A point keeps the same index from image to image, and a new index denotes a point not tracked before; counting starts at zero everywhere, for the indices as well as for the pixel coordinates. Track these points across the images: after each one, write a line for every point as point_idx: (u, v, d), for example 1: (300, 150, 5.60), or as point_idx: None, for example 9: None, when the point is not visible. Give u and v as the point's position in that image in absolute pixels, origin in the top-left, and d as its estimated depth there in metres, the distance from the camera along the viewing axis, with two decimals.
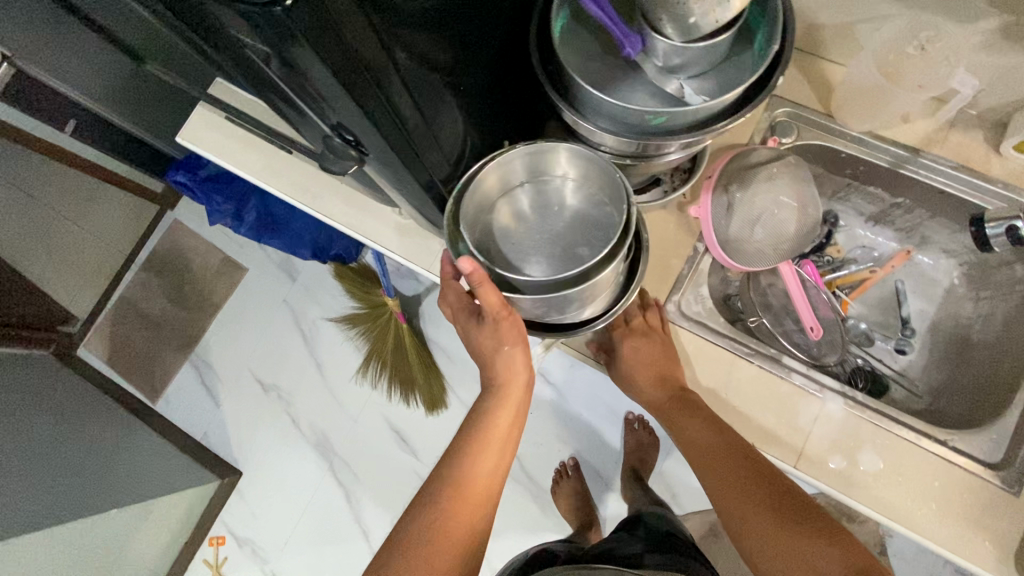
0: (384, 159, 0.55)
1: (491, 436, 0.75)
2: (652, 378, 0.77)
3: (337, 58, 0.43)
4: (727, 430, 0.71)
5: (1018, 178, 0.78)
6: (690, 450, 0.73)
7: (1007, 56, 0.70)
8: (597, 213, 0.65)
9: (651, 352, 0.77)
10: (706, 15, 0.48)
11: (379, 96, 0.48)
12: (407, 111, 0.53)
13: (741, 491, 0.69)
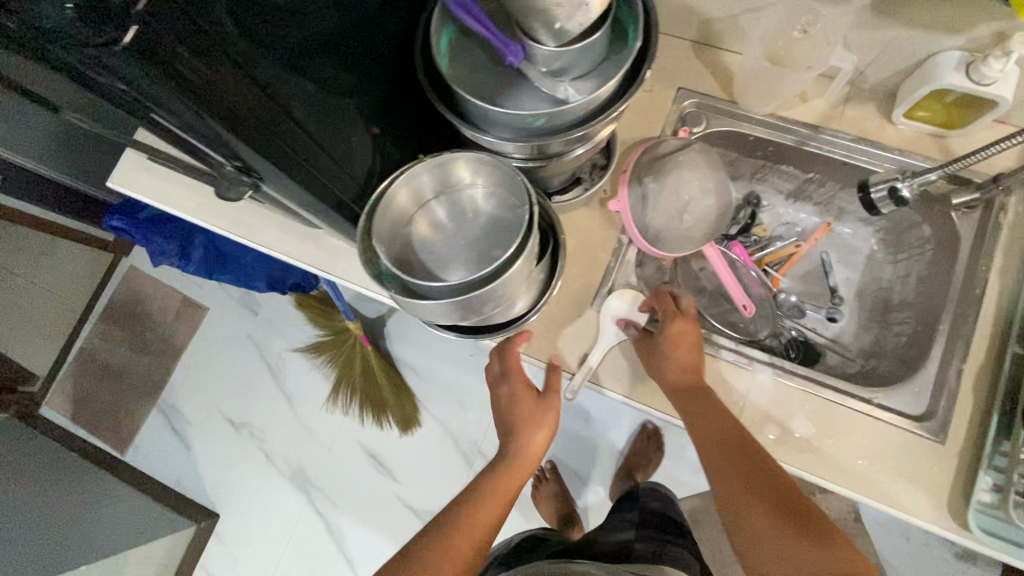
0: (278, 181, 0.56)
1: (498, 491, 0.79)
2: (680, 365, 0.75)
3: (187, 86, 0.46)
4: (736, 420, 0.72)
5: (911, 144, 0.82)
6: (703, 433, 0.71)
7: (882, 31, 0.74)
8: (509, 216, 0.67)
9: (686, 337, 0.77)
10: (570, 19, 0.51)
11: (254, 123, 0.51)
12: (295, 133, 0.55)
13: (748, 488, 0.68)
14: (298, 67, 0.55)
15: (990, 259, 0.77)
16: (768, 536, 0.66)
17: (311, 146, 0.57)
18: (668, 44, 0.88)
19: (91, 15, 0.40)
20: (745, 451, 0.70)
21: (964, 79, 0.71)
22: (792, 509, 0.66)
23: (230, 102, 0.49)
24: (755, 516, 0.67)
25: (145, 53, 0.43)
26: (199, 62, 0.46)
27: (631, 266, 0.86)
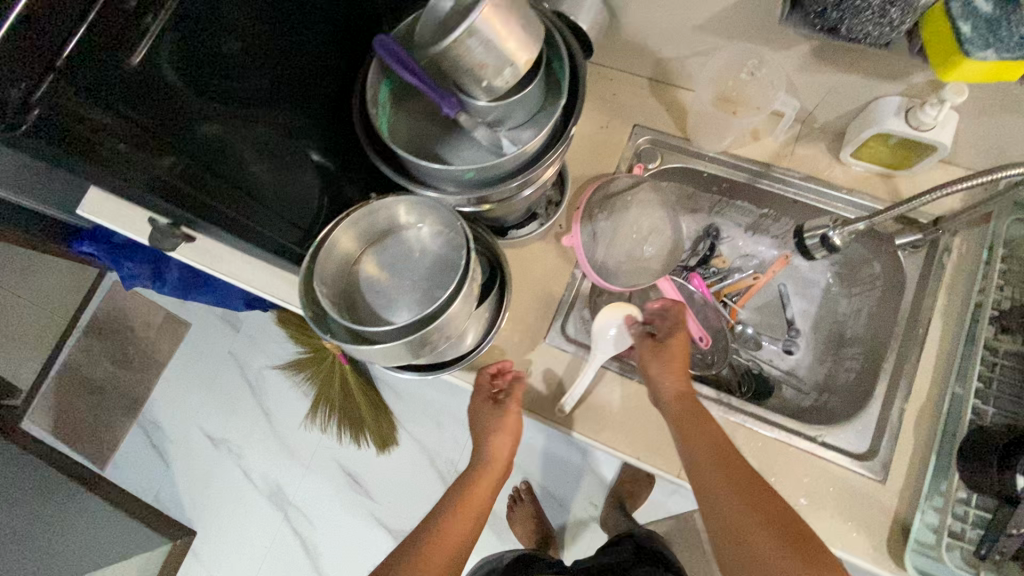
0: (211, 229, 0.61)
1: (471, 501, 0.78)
2: (673, 374, 0.75)
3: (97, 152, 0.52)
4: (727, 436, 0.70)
5: (860, 183, 0.84)
6: (699, 448, 0.69)
7: (825, 75, 0.75)
8: (453, 256, 0.68)
9: (681, 349, 0.78)
10: (498, 77, 0.52)
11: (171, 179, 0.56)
12: (220, 186, 0.60)
13: (742, 508, 0.64)
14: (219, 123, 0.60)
15: (932, 300, 0.78)
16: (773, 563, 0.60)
17: (238, 199, 0.61)
18: (624, 80, 0.90)
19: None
20: (736, 469, 0.67)
21: (902, 125, 0.72)
22: (789, 529, 0.62)
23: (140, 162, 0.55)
24: (754, 540, 0.62)
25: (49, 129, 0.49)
26: (108, 131, 0.53)
27: (585, 300, 0.87)
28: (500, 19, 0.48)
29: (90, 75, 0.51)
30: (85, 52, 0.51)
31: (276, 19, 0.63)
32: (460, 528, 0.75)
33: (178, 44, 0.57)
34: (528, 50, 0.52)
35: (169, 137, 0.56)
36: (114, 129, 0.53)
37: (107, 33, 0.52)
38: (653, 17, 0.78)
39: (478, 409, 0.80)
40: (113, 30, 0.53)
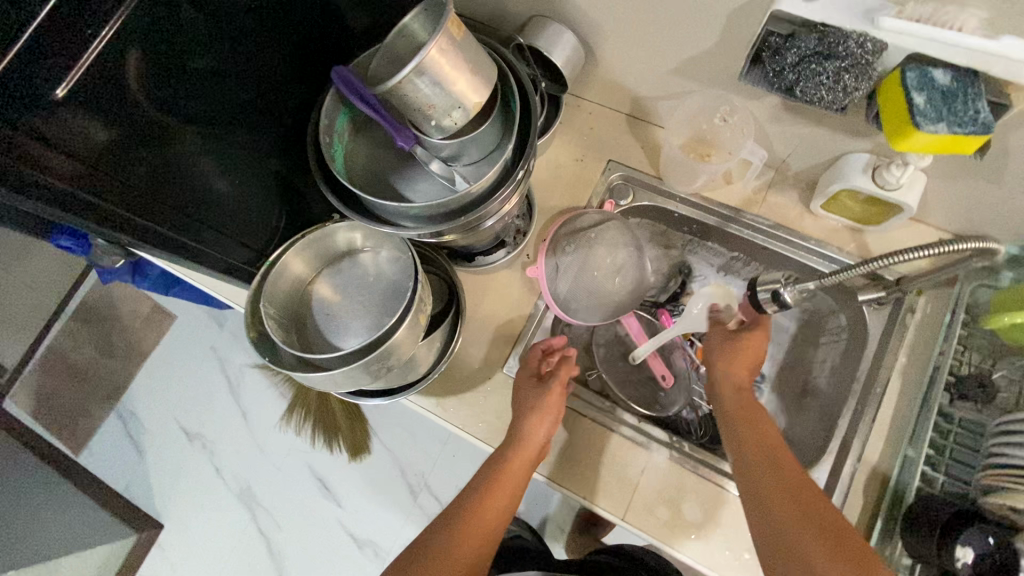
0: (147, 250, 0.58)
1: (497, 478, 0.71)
2: (736, 369, 0.74)
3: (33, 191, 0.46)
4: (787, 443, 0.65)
5: (831, 235, 0.83)
6: (755, 440, 0.65)
7: (796, 126, 0.75)
8: (404, 281, 0.69)
9: (756, 349, 0.74)
10: (447, 117, 0.52)
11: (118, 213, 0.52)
12: (165, 213, 0.57)
13: (786, 498, 0.58)
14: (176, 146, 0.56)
15: (893, 359, 0.78)
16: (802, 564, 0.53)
17: (181, 222, 0.59)
18: (603, 114, 0.90)
19: None
20: (787, 468, 0.61)
21: (870, 183, 0.72)
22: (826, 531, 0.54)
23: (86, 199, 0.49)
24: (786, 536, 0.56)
25: None
26: (46, 166, 0.46)
27: (547, 332, 0.86)
28: (450, 62, 0.48)
29: (27, 109, 0.44)
30: (16, 84, 0.43)
31: (247, 28, 0.58)
32: (494, 505, 0.70)
33: (139, 67, 0.50)
34: (479, 92, 0.52)
35: (122, 168, 0.52)
36: (54, 164, 0.47)
37: (42, 59, 0.44)
38: (630, 57, 0.78)
39: (519, 388, 0.77)
40: (48, 52, 0.44)
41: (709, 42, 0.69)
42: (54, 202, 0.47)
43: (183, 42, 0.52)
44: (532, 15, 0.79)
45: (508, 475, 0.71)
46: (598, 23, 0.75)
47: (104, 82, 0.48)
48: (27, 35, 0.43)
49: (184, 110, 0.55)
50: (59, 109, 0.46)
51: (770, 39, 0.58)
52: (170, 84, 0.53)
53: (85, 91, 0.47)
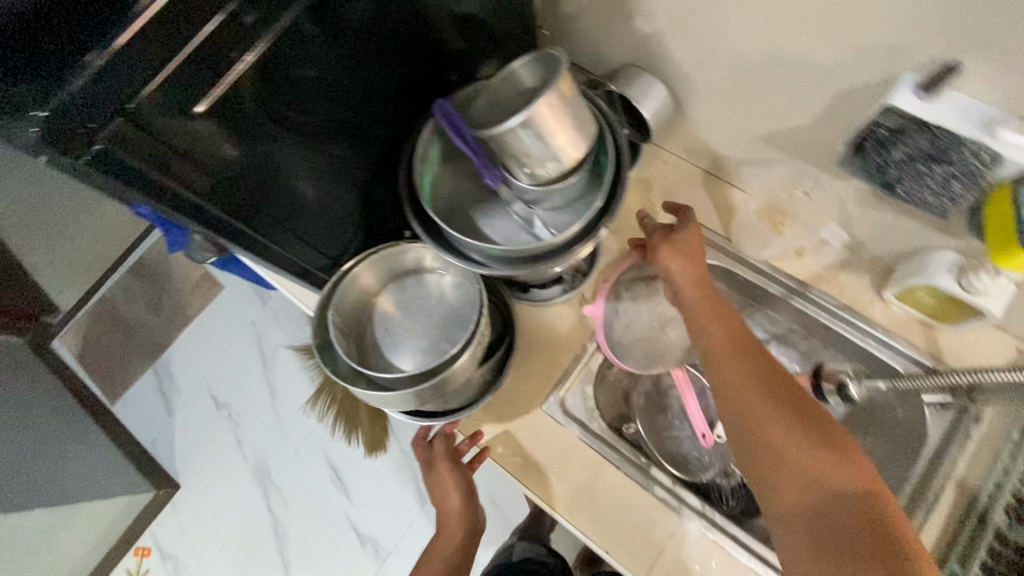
0: (237, 249, 0.60)
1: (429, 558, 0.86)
2: (685, 268, 0.71)
3: (149, 191, 0.48)
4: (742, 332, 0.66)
5: (899, 325, 0.80)
6: (718, 336, 0.66)
7: (883, 213, 0.73)
8: (467, 309, 0.71)
9: (695, 245, 0.73)
10: (541, 167, 0.53)
11: (218, 215, 0.54)
12: (259, 218, 0.58)
13: (761, 397, 0.60)
14: (286, 158, 0.57)
15: (948, 467, 0.74)
16: (790, 456, 0.57)
17: (270, 227, 0.60)
18: (680, 166, 0.89)
19: (59, 136, 0.42)
20: (756, 358, 0.63)
21: (954, 286, 0.69)
22: (809, 423, 0.58)
23: (194, 202, 0.51)
24: (768, 429, 0.58)
25: (110, 164, 0.44)
26: (167, 169, 0.48)
27: (591, 375, 0.86)
28: (557, 118, 0.49)
29: (166, 118, 0.46)
30: (165, 96, 0.45)
31: (373, 50, 0.58)
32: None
33: (269, 84, 0.51)
34: (577, 148, 0.53)
35: (233, 176, 0.53)
36: (174, 168, 0.48)
37: (192, 76, 0.46)
38: (720, 118, 0.77)
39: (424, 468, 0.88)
40: (195, 67, 0.46)
41: (806, 118, 0.67)
42: (165, 201, 0.49)
43: (312, 63, 0.53)
44: (627, 62, 0.79)
45: (438, 553, 0.86)
46: (693, 80, 0.75)
47: (238, 97, 0.49)
48: (181, 52, 0.44)
49: (301, 123, 0.56)
50: (194, 120, 0.47)
51: (875, 130, 0.56)
52: (292, 102, 0.54)
53: (220, 106, 0.48)
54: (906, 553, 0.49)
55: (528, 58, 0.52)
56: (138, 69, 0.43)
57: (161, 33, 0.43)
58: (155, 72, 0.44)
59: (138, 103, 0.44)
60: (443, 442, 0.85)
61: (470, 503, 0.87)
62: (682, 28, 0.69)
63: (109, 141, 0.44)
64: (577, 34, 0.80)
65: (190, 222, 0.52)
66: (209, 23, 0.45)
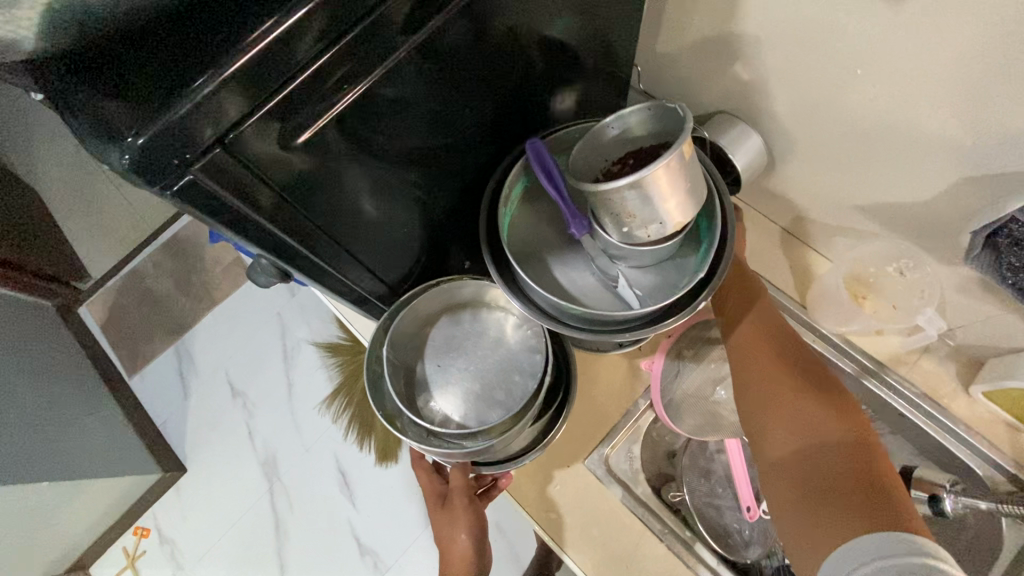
0: (301, 274, 0.55)
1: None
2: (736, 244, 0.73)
3: (226, 218, 0.44)
4: (763, 292, 0.69)
5: (981, 423, 0.74)
6: (737, 295, 0.69)
7: (984, 304, 0.67)
8: (526, 359, 0.66)
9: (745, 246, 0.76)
10: (641, 228, 0.49)
11: (293, 242, 0.50)
12: (330, 248, 0.54)
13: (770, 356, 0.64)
14: (374, 189, 0.52)
15: None
16: (792, 409, 0.61)
17: (338, 256, 0.55)
18: (757, 223, 0.84)
19: (147, 167, 0.38)
20: (772, 322, 0.67)
21: None
22: (816, 386, 0.62)
23: (271, 230, 0.47)
24: (775, 385, 0.62)
25: (194, 191, 0.40)
26: (251, 198, 0.44)
27: (639, 434, 0.81)
28: (670, 180, 0.45)
29: (266, 148, 0.42)
30: (273, 122, 0.41)
31: (487, 82, 0.53)
32: None
33: (375, 114, 0.46)
34: (684, 214, 0.48)
35: (316, 207, 0.49)
36: (259, 196, 0.44)
37: (303, 105, 0.42)
38: (817, 181, 0.72)
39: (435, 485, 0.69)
40: (304, 98, 0.41)
41: (926, 194, 0.62)
42: (238, 227, 0.45)
43: (419, 97, 0.48)
44: (720, 110, 0.74)
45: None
46: (793, 139, 0.70)
47: (342, 128, 0.45)
48: (293, 85, 0.40)
49: (397, 155, 0.51)
50: (292, 151, 0.43)
51: (1012, 227, 0.54)
52: (391, 134, 0.49)
53: (322, 138, 0.44)
54: (892, 499, 0.55)
55: (641, 107, 0.50)
56: (249, 93, 0.39)
57: (273, 62, 0.39)
58: (265, 102, 0.40)
59: (241, 131, 0.40)
60: (459, 468, 0.65)
61: (479, 554, 0.65)
62: (790, 85, 0.64)
63: (200, 171, 0.39)
64: (672, 74, 0.75)
65: (262, 248, 0.49)
66: (323, 54, 0.41)
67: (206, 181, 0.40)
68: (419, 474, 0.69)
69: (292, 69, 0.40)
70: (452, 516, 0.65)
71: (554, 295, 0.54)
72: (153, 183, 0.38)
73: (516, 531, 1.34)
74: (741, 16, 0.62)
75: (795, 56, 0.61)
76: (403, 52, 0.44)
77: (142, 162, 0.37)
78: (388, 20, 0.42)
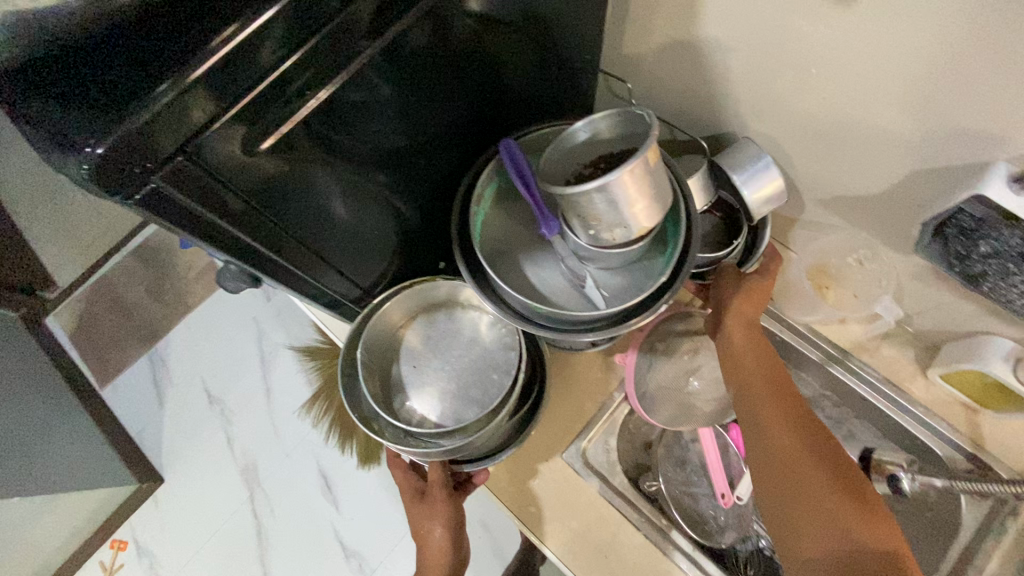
0: (272, 280, 0.55)
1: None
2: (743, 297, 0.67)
3: (190, 225, 0.43)
4: (773, 358, 0.65)
5: (939, 405, 0.77)
6: (747, 358, 0.65)
7: (939, 292, 0.70)
8: (501, 357, 0.67)
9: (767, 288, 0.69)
10: (607, 231, 0.50)
11: (260, 248, 0.50)
12: (298, 252, 0.54)
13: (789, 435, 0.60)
14: (342, 193, 0.52)
15: (983, 561, 0.71)
16: (824, 511, 0.56)
17: (308, 261, 0.55)
18: None
19: (105, 178, 0.37)
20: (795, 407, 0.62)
21: (1008, 375, 0.66)
22: (846, 484, 0.57)
23: (237, 235, 0.47)
24: (803, 481, 0.58)
25: (155, 202, 0.40)
26: (215, 205, 0.43)
27: (615, 426, 0.83)
28: (636, 185, 0.46)
29: (231, 152, 0.41)
30: (238, 128, 0.41)
31: (453, 83, 0.53)
32: None
33: (340, 120, 0.46)
34: (650, 218, 0.49)
35: (283, 211, 0.49)
36: (224, 202, 0.44)
37: (266, 110, 0.42)
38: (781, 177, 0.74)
39: (407, 483, 0.68)
40: (267, 104, 0.41)
41: (882, 185, 0.64)
42: (202, 233, 0.45)
43: (384, 103, 0.49)
44: (685, 109, 0.76)
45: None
46: (757, 138, 0.72)
47: (306, 133, 0.45)
48: (255, 92, 0.40)
49: (364, 158, 0.51)
50: (255, 157, 0.43)
51: (958, 217, 0.55)
52: (358, 140, 0.49)
53: (286, 143, 0.44)
54: None
55: (610, 113, 0.51)
56: (211, 99, 0.39)
57: (237, 68, 0.39)
58: (228, 108, 0.40)
59: (203, 139, 0.39)
60: (437, 463, 0.65)
61: (458, 546, 0.65)
62: (752, 87, 0.66)
63: (162, 179, 0.39)
64: (637, 75, 0.77)
65: (229, 255, 0.48)
66: (286, 60, 0.41)
67: (168, 189, 0.40)
68: (395, 472, 0.69)
69: (256, 73, 0.40)
70: (432, 511, 0.65)
71: (524, 297, 0.55)
72: (113, 193, 0.38)
73: (500, 527, 1.35)
74: (703, 21, 0.64)
75: (752, 58, 0.63)
76: (367, 57, 0.44)
77: (101, 174, 0.37)
78: (351, 25, 0.42)
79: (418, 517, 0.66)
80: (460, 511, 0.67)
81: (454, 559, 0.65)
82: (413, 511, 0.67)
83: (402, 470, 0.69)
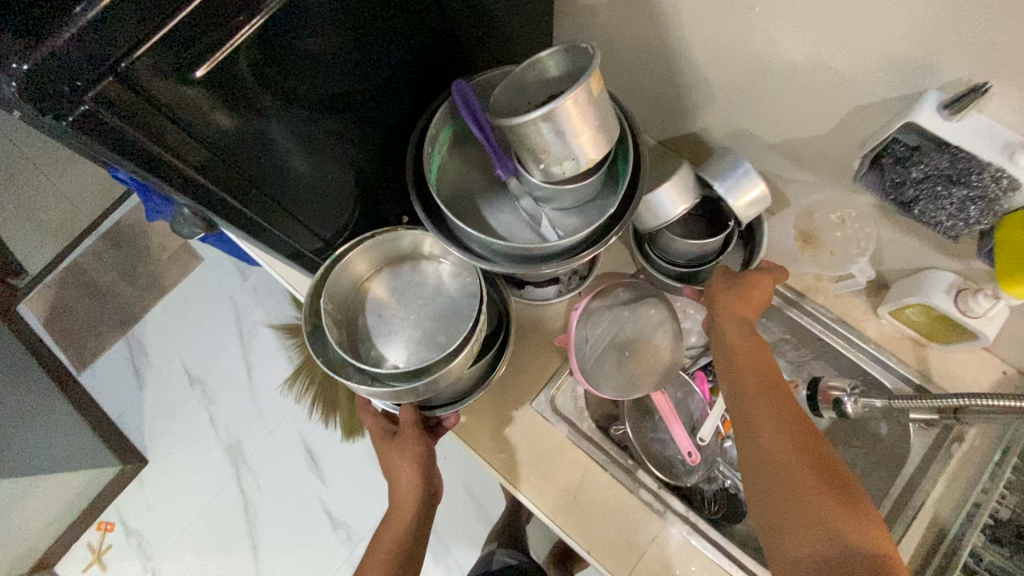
0: (230, 226, 0.55)
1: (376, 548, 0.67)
2: (731, 299, 0.70)
3: (135, 158, 0.43)
4: (765, 360, 0.65)
5: (889, 341, 0.80)
6: (740, 360, 0.66)
7: (885, 230, 0.73)
8: (465, 303, 0.69)
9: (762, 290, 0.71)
10: (557, 165, 0.51)
11: (213, 188, 0.49)
12: (255, 197, 0.53)
13: (780, 431, 0.58)
14: (294, 133, 0.52)
15: (929, 485, 0.75)
16: (806, 512, 0.52)
17: (266, 206, 0.55)
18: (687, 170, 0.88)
19: (36, 91, 0.37)
20: (791, 407, 0.60)
21: (950, 305, 0.69)
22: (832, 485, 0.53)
23: (187, 172, 0.46)
24: (787, 476, 0.55)
25: (93, 126, 0.39)
26: (159, 136, 0.43)
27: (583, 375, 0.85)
28: (580, 114, 0.47)
29: (165, 75, 0.41)
30: (172, 51, 0.40)
31: (399, 16, 0.53)
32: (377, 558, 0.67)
33: (282, 50, 0.46)
34: (597, 150, 0.51)
35: (233, 147, 0.48)
36: (164, 130, 0.43)
37: (199, 34, 0.41)
38: (734, 122, 0.76)
39: (376, 428, 0.70)
40: (200, 25, 0.41)
41: (824, 127, 0.67)
42: (149, 167, 0.44)
43: (330, 36, 0.48)
44: (645, 60, 0.77)
45: (386, 541, 0.67)
46: (712, 84, 0.73)
47: (246, 62, 0.44)
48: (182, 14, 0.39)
49: (314, 97, 0.51)
50: (193, 85, 0.42)
51: (893, 146, 0.58)
52: (308, 81, 0.49)
53: (224, 72, 0.43)
54: None
55: (555, 49, 0.52)
56: (138, 16, 0.38)
57: None
58: (155, 29, 0.39)
59: (134, 63, 0.39)
60: (409, 404, 0.67)
61: (427, 484, 0.68)
62: (705, 32, 0.67)
63: (95, 101, 0.38)
64: (595, 27, 0.77)
65: (180, 194, 0.47)
66: None
67: (103, 115, 0.39)
68: (366, 419, 0.71)
69: None
70: (401, 452, 0.67)
71: (481, 235, 0.57)
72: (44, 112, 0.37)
73: (482, 490, 1.38)
74: None
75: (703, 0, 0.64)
76: None
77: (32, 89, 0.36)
78: None
79: (388, 459, 0.69)
80: (431, 452, 0.69)
81: (425, 495, 0.68)
82: (383, 452, 0.69)
83: (372, 417, 0.71)
